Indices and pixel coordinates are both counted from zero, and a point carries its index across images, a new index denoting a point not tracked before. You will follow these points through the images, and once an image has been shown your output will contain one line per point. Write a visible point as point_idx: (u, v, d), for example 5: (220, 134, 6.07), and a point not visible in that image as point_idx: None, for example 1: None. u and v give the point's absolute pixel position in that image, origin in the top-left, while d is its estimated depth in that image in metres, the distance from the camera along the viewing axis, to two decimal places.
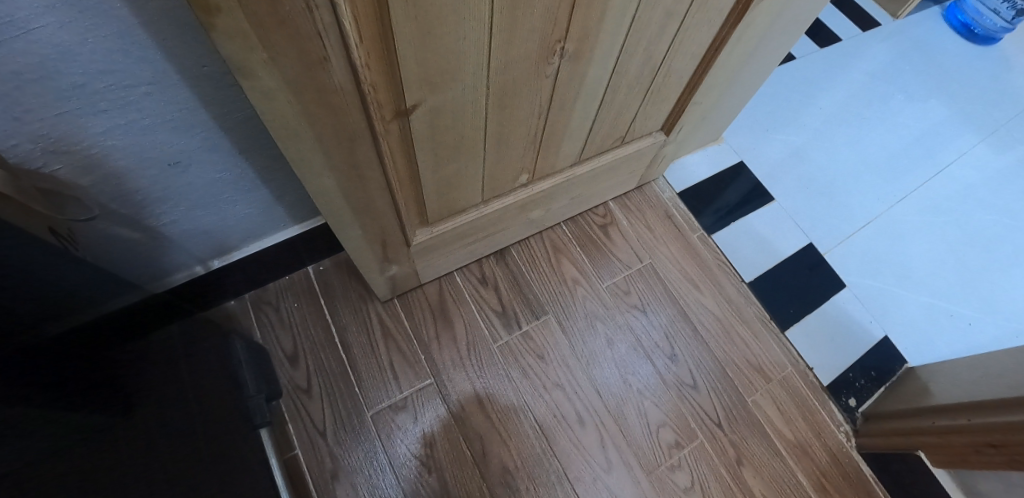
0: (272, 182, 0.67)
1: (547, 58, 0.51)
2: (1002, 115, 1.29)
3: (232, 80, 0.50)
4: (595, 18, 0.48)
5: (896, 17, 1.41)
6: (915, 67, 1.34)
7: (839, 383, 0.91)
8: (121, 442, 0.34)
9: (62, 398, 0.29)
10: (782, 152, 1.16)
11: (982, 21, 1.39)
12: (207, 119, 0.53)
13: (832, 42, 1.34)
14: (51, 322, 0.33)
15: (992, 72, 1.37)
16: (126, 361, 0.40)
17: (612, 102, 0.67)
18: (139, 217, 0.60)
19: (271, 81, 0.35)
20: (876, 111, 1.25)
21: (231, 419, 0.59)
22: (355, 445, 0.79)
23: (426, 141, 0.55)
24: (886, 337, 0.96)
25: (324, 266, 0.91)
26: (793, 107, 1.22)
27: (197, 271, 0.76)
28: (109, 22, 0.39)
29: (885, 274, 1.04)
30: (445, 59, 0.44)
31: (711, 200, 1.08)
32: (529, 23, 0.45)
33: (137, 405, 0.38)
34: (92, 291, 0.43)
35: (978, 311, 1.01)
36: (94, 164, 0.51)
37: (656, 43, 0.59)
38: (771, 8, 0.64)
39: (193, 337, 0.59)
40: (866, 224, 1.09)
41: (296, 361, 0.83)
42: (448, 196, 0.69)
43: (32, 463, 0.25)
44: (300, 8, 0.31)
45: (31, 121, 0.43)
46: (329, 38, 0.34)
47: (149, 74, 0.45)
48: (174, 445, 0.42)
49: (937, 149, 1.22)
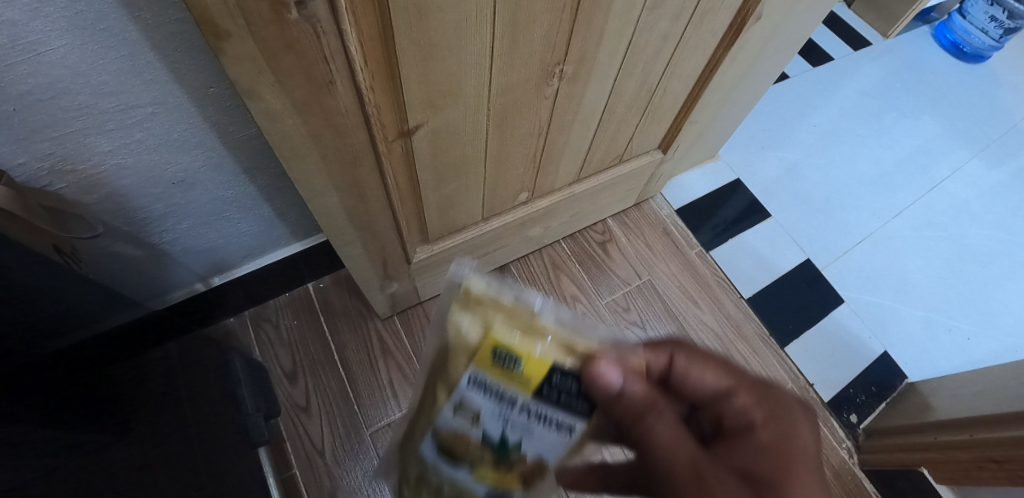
0: (274, 199, 0.68)
1: (547, 79, 0.52)
2: (993, 131, 1.32)
3: (237, 101, 0.51)
4: (592, 41, 0.50)
5: (886, 37, 1.44)
6: (907, 85, 1.37)
7: (839, 399, 0.91)
8: (116, 460, 0.33)
9: (60, 417, 0.29)
10: (778, 169, 1.18)
11: (971, 40, 1.42)
12: (212, 138, 0.54)
13: (824, 61, 1.37)
14: (52, 340, 0.33)
15: (983, 89, 1.40)
16: (126, 381, 0.40)
17: (610, 122, 0.68)
18: (141, 235, 0.61)
19: (278, 103, 0.36)
20: (869, 129, 1.27)
21: (229, 436, 0.59)
22: (354, 464, 0.78)
23: (427, 161, 0.55)
24: (886, 353, 0.96)
25: (323, 283, 0.91)
26: (787, 125, 1.24)
27: (197, 288, 0.76)
28: (119, 44, 0.40)
29: (881, 288, 1.04)
30: (446, 83, 0.45)
31: (709, 217, 1.09)
32: (530, 45, 0.46)
33: (133, 426, 0.37)
34: (94, 309, 0.43)
35: (977, 326, 1.01)
36: (99, 183, 0.51)
37: (653, 65, 0.60)
38: (765, 28, 0.66)
39: (192, 356, 0.58)
40: (862, 240, 1.10)
41: (295, 378, 0.83)
42: (448, 214, 0.69)
43: (28, 478, 0.25)
44: (308, 35, 0.32)
45: (39, 140, 0.44)
46: (335, 62, 0.36)
47: (154, 95, 0.46)
48: (169, 466, 0.41)
49: (930, 165, 1.24)
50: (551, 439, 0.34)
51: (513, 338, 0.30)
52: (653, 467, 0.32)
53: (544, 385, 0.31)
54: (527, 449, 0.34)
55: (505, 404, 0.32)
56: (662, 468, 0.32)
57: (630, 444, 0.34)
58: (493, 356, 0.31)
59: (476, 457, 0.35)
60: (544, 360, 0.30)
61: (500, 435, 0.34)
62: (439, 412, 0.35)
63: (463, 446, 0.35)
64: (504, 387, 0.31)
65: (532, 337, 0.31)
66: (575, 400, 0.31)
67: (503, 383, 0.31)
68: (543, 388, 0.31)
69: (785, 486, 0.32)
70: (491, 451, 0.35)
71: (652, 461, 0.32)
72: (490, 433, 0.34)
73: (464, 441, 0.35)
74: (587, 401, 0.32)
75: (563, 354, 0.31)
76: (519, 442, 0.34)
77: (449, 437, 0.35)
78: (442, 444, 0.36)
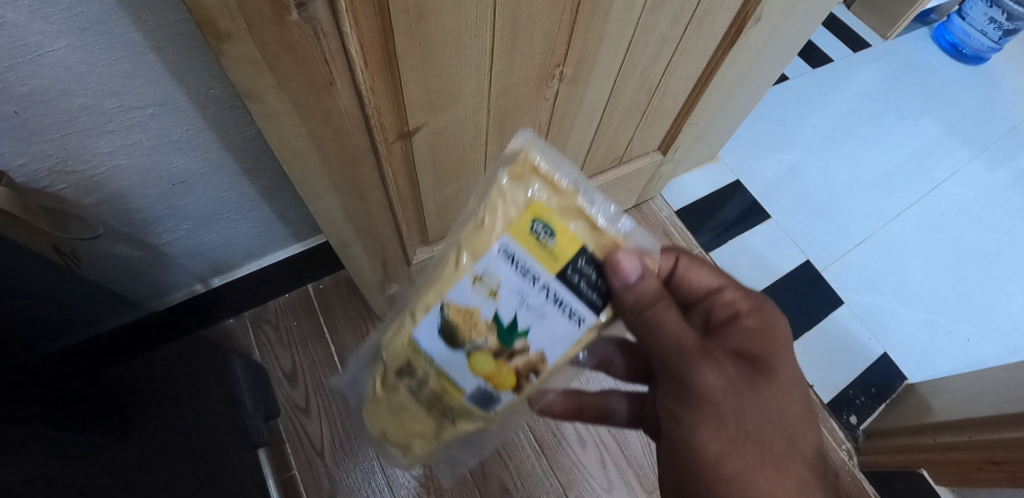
0: (273, 200, 0.68)
1: (547, 81, 0.52)
2: (992, 132, 1.32)
3: (237, 102, 0.51)
4: (592, 43, 0.50)
5: (885, 38, 1.44)
6: (906, 87, 1.37)
7: (839, 400, 0.91)
8: (115, 461, 0.33)
9: (59, 418, 0.29)
10: (777, 170, 1.18)
11: (970, 42, 1.42)
12: (212, 139, 0.54)
13: (823, 62, 1.37)
14: (50, 340, 0.33)
15: (982, 91, 1.40)
16: (125, 382, 0.40)
17: (610, 123, 0.68)
18: (140, 235, 0.61)
19: (278, 105, 0.37)
20: (869, 130, 1.27)
21: (228, 437, 0.59)
22: (353, 465, 0.78)
23: (427, 162, 0.55)
24: (886, 354, 0.96)
25: (323, 284, 0.91)
26: (787, 127, 1.24)
27: (197, 289, 0.76)
28: (119, 46, 0.40)
29: (881, 290, 1.04)
30: (446, 85, 0.45)
31: (709, 218, 1.09)
32: (530, 47, 0.46)
33: (133, 428, 0.37)
34: (93, 310, 0.43)
35: (977, 328, 1.01)
36: (99, 184, 0.51)
37: (652, 66, 0.60)
38: (764, 30, 0.66)
39: (191, 357, 0.58)
40: (861, 241, 1.10)
41: (294, 380, 0.83)
42: (448, 215, 0.69)
43: (29, 478, 0.25)
44: (309, 36, 0.32)
45: (40, 141, 0.44)
46: (336, 64, 0.36)
47: (155, 96, 0.46)
48: (169, 467, 0.41)
49: (929, 167, 1.24)
50: (557, 333, 0.37)
51: (553, 213, 0.34)
52: (657, 349, 0.35)
53: (571, 266, 0.35)
54: (530, 338, 0.37)
55: (528, 281, 0.35)
56: (665, 349, 0.35)
57: (637, 332, 0.36)
58: (532, 228, 0.34)
59: (478, 340, 0.38)
60: (578, 241, 0.34)
61: (511, 316, 0.37)
62: (457, 284, 0.37)
63: (470, 327, 0.38)
64: (534, 263, 0.35)
65: (568, 218, 0.34)
66: (594, 288, 0.35)
67: (534, 258, 0.35)
68: (568, 269, 0.35)
69: (773, 358, 0.35)
70: (496, 333, 0.37)
71: (657, 344, 0.35)
72: (500, 312, 0.37)
73: (471, 319, 0.37)
74: (604, 292, 0.36)
75: (590, 240, 0.35)
76: (526, 327, 0.37)
77: (456, 316, 0.38)
78: (447, 323, 0.38)
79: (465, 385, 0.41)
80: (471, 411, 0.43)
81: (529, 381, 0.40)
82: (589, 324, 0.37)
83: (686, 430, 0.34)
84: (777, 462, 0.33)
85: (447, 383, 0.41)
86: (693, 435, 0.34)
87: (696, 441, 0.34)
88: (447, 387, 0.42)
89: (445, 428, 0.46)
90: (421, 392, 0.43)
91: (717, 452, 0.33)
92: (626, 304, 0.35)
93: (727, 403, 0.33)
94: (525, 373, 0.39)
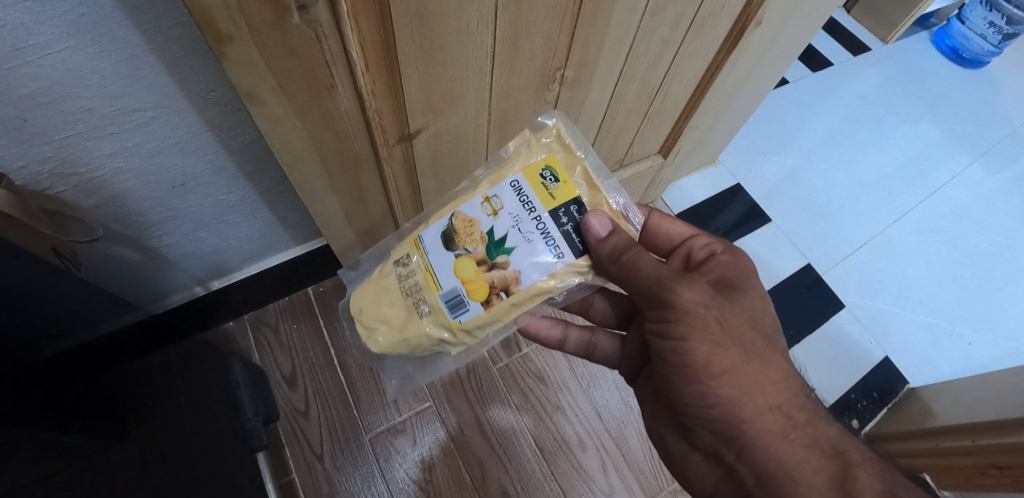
0: (275, 203, 0.68)
1: (548, 84, 0.52)
2: (991, 136, 1.32)
3: (238, 105, 0.51)
4: (593, 47, 0.50)
5: (885, 42, 1.45)
6: (906, 90, 1.37)
7: (840, 404, 0.90)
8: (113, 464, 0.33)
9: (56, 421, 0.29)
10: (778, 174, 1.18)
11: (970, 46, 1.42)
12: (213, 142, 0.53)
13: (824, 66, 1.37)
14: (50, 343, 0.33)
15: (981, 95, 1.40)
16: (123, 384, 0.40)
17: (611, 125, 0.69)
18: (140, 238, 0.61)
19: (279, 107, 0.37)
20: (868, 134, 1.27)
21: (227, 441, 0.59)
22: (353, 469, 0.77)
23: (428, 164, 0.55)
24: (887, 358, 0.96)
25: (324, 287, 0.91)
26: (787, 130, 1.24)
27: (197, 292, 0.75)
28: (121, 49, 0.40)
29: (882, 294, 1.04)
30: (447, 88, 0.45)
31: (710, 221, 1.09)
32: (531, 51, 0.46)
33: (131, 431, 0.37)
34: (94, 313, 0.43)
35: (978, 332, 1.01)
36: (100, 186, 0.51)
37: (653, 71, 0.60)
38: (765, 33, 0.65)
39: (190, 360, 0.58)
40: (862, 245, 1.10)
41: (293, 383, 0.83)
42: None
43: (29, 482, 0.25)
44: (309, 38, 0.32)
45: (40, 143, 0.44)
46: (337, 66, 0.36)
47: (155, 99, 0.46)
48: (167, 472, 0.41)
49: (929, 171, 1.23)
50: (540, 261, 0.43)
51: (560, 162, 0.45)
52: (640, 285, 0.41)
53: (564, 206, 0.44)
54: (511, 256, 0.43)
55: (525, 208, 0.44)
56: (645, 284, 0.41)
57: (620, 278, 0.42)
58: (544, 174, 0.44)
59: (469, 248, 0.44)
60: (576, 191, 0.44)
61: (503, 234, 0.44)
62: (470, 200, 0.46)
63: (468, 234, 0.45)
64: (536, 198, 0.44)
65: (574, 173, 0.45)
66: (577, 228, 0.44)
67: (537, 194, 0.44)
68: (562, 208, 0.44)
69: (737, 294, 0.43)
70: (486, 244, 0.44)
71: (638, 280, 0.41)
72: (495, 228, 0.44)
73: (469, 229, 0.45)
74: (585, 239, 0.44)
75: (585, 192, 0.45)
76: (512, 245, 0.43)
77: (459, 223, 0.45)
78: (451, 227, 0.46)
79: (443, 284, 0.45)
80: (438, 311, 0.45)
81: (499, 299, 0.44)
82: (566, 261, 0.44)
83: (675, 344, 0.41)
84: (756, 356, 0.41)
85: (429, 279, 0.46)
86: (684, 345, 0.40)
87: (685, 350, 0.40)
88: (428, 282, 0.46)
89: (409, 323, 0.47)
90: (403, 284, 0.47)
91: (705, 354, 0.40)
92: (603, 254, 0.42)
93: (712, 316, 0.40)
94: (497, 289, 0.44)
